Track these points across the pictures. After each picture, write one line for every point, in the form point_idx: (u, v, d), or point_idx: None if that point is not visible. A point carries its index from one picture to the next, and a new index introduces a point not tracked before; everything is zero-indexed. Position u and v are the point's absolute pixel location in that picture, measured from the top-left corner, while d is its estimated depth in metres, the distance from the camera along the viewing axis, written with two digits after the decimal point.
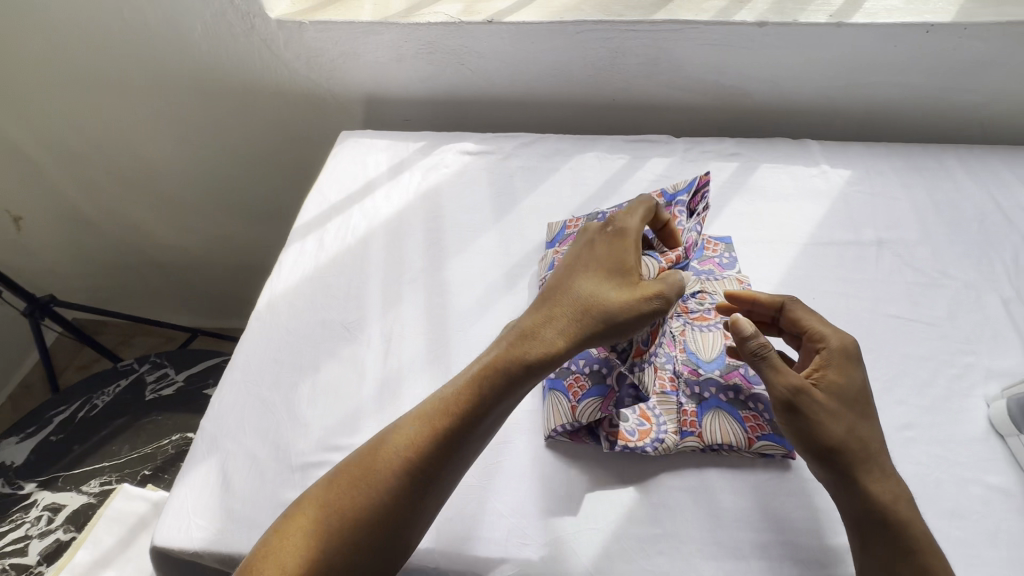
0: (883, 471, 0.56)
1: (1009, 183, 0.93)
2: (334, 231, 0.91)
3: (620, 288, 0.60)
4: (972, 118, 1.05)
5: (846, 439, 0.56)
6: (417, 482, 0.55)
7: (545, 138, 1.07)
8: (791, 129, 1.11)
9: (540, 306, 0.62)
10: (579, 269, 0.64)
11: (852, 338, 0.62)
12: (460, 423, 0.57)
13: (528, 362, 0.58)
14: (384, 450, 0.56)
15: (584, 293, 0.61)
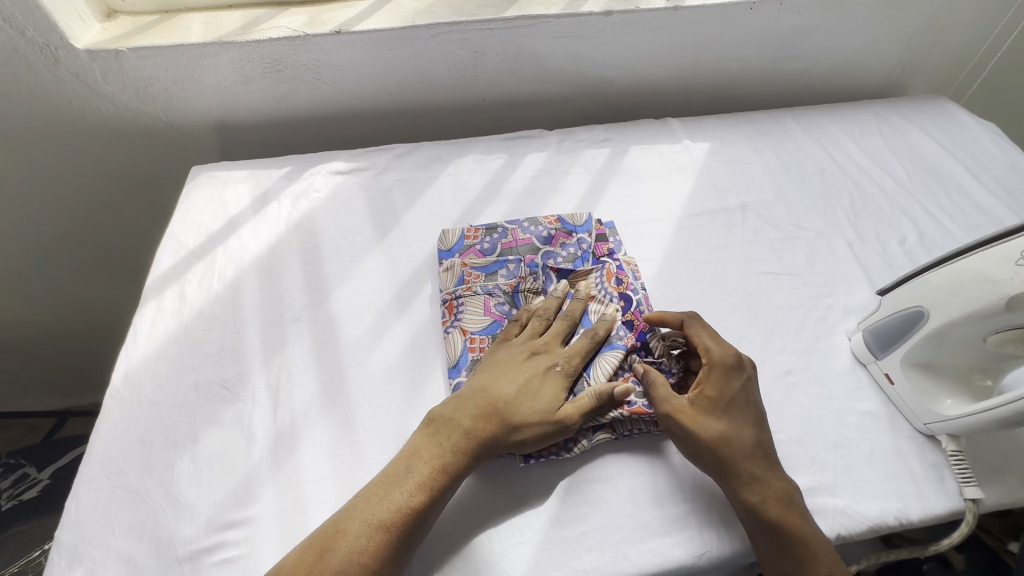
0: (765, 482, 0.58)
1: (838, 137, 1.05)
2: (198, 280, 0.81)
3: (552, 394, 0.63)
4: (801, 81, 1.17)
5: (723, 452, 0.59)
6: None
7: (420, 147, 1.03)
8: (655, 109, 1.17)
9: (472, 403, 0.62)
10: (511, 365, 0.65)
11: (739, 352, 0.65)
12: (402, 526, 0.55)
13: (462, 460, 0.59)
14: (331, 560, 0.52)
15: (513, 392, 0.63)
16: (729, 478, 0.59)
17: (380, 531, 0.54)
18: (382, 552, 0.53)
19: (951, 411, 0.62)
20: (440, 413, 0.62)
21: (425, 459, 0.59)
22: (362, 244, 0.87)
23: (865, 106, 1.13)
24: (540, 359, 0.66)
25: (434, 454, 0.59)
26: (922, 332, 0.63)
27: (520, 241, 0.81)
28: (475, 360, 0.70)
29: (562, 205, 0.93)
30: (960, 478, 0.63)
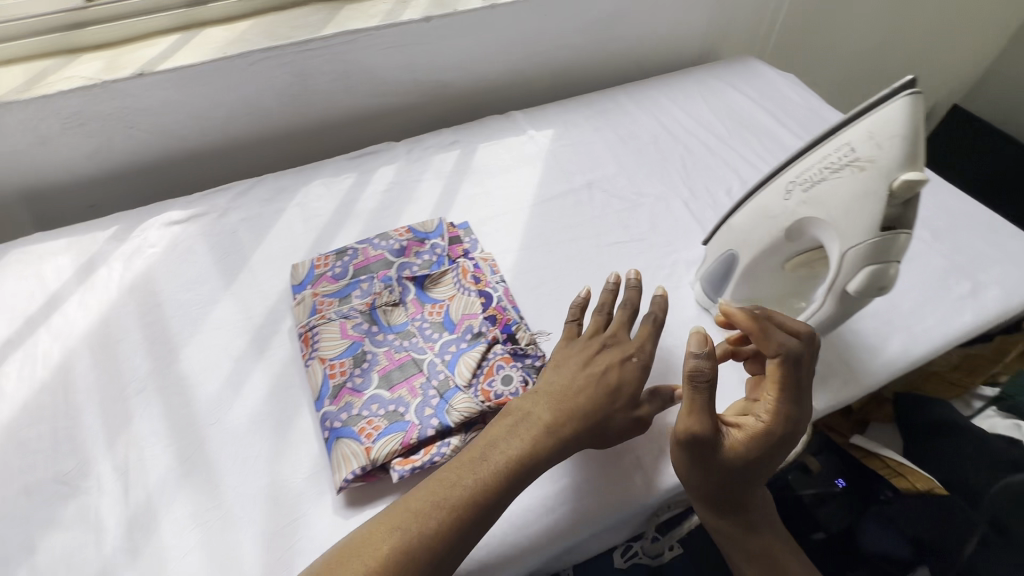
0: (750, 506, 0.62)
1: (666, 106, 1.14)
2: (17, 371, 0.72)
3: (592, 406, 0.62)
4: (628, 59, 1.25)
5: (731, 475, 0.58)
6: None
7: (263, 180, 0.99)
8: (500, 105, 1.20)
9: (548, 399, 0.62)
10: (558, 371, 0.64)
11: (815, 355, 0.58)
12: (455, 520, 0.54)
13: (499, 475, 0.57)
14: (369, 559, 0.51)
15: (554, 408, 0.61)
16: (734, 487, 0.59)
17: (433, 519, 0.53)
18: (414, 553, 0.51)
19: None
20: (519, 407, 0.62)
21: (501, 449, 0.58)
22: (209, 293, 0.82)
23: (686, 73, 1.23)
24: (610, 351, 0.66)
25: (468, 482, 0.56)
26: (736, 275, 0.68)
27: (372, 258, 0.80)
28: (338, 388, 0.68)
29: (418, 214, 0.93)
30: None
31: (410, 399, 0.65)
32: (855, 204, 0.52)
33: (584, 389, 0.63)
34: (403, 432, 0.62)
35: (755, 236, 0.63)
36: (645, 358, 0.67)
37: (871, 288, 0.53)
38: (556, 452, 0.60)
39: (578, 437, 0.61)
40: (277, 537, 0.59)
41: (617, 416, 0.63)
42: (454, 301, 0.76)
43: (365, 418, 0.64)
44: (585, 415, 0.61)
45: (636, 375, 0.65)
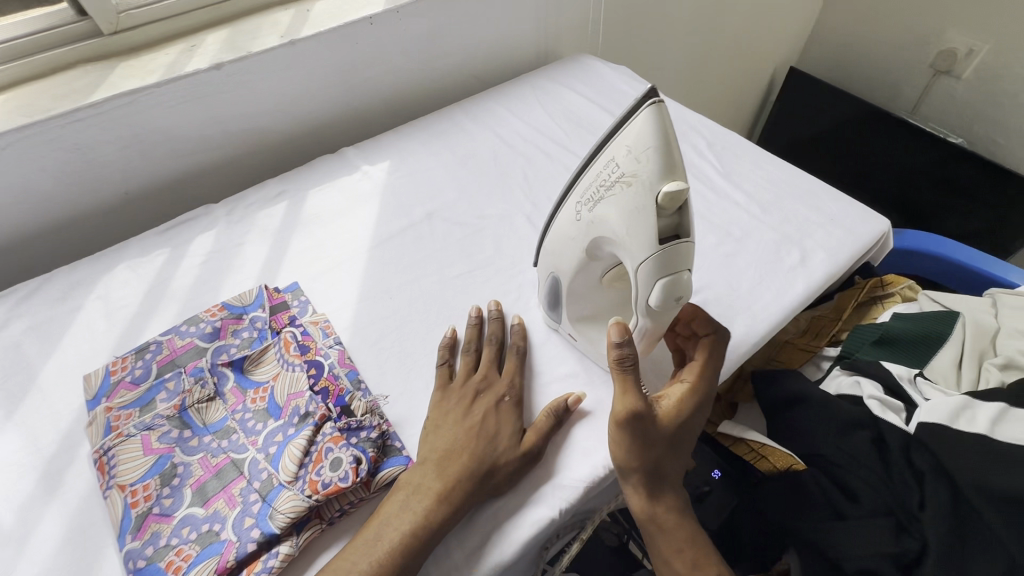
0: (676, 479, 0.62)
1: (504, 117, 1.11)
2: None
3: (499, 444, 0.61)
4: (462, 74, 1.22)
5: (660, 452, 0.59)
6: None
7: (54, 275, 0.85)
8: (334, 141, 1.12)
9: (469, 432, 0.61)
10: (460, 413, 0.63)
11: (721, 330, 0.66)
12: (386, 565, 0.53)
13: (425, 514, 0.56)
14: None
15: (477, 438, 0.61)
16: (665, 465, 0.60)
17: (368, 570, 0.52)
18: None
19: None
20: (442, 442, 0.61)
21: (425, 485, 0.58)
22: None
23: (523, 80, 1.21)
24: (485, 396, 0.65)
25: (400, 524, 0.55)
26: (563, 296, 0.67)
27: (179, 350, 0.71)
28: (141, 518, 0.58)
29: (242, 282, 0.84)
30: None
31: (228, 511, 0.57)
32: (633, 217, 0.53)
33: (478, 437, 0.61)
34: (219, 554, 0.54)
35: (570, 254, 0.63)
36: (518, 393, 0.67)
37: (665, 296, 0.54)
38: (473, 493, 0.58)
39: (468, 497, 0.58)
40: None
41: (514, 457, 0.61)
42: (279, 380, 0.68)
43: (174, 548, 0.55)
44: (487, 461, 0.59)
45: (512, 414, 0.64)
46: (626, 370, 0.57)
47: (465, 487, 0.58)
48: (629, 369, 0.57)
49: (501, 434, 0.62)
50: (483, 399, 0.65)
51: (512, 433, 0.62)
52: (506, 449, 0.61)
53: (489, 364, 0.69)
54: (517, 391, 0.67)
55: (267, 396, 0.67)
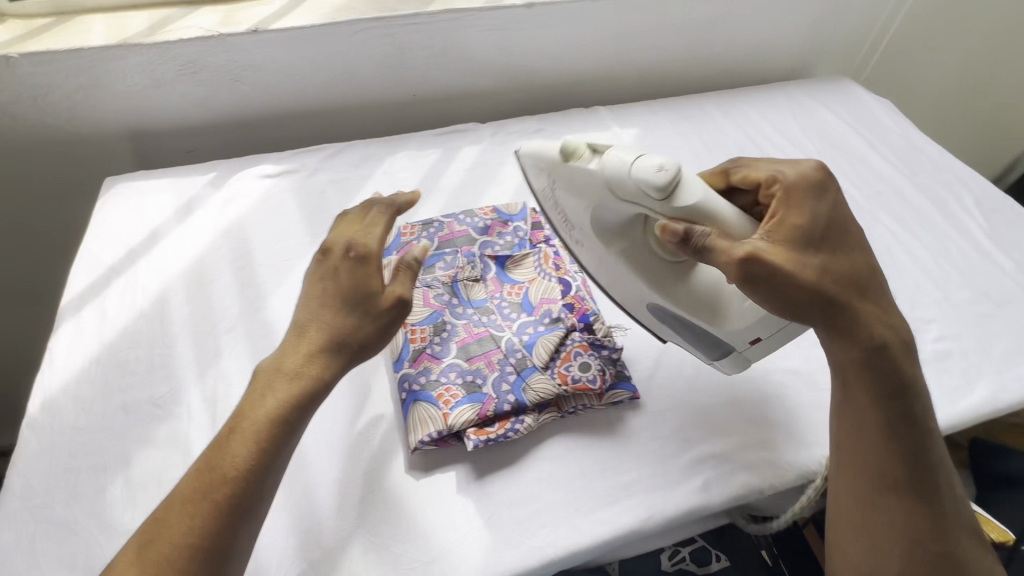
0: (866, 320, 0.58)
1: (754, 118, 1.12)
2: (118, 298, 0.77)
3: (354, 314, 0.57)
4: (717, 67, 1.23)
5: (823, 275, 0.57)
6: (271, 452, 0.52)
7: (352, 146, 1.01)
8: (584, 99, 1.20)
9: (322, 293, 0.59)
10: (316, 290, 0.59)
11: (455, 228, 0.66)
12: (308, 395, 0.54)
13: (321, 364, 0.56)
14: (246, 424, 0.53)
15: (321, 312, 0.57)
16: (846, 291, 0.58)
17: (263, 420, 0.52)
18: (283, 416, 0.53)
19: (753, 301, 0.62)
20: (301, 319, 0.58)
21: (308, 332, 0.57)
22: (297, 247, 0.85)
23: (777, 88, 1.21)
24: (324, 275, 0.59)
25: (241, 453, 0.51)
26: (674, 307, 0.65)
27: (456, 233, 0.82)
28: (417, 353, 0.70)
29: (500, 196, 0.94)
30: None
31: (488, 372, 0.68)
32: (580, 173, 0.62)
33: (330, 298, 0.58)
34: (481, 403, 0.65)
35: (625, 264, 0.66)
36: (372, 245, 0.60)
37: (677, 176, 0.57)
38: (327, 365, 0.56)
39: (341, 355, 0.56)
40: (348, 487, 0.61)
41: (369, 324, 0.57)
42: (535, 283, 0.77)
43: (443, 385, 0.67)
44: (336, 331, 0.56)
45: (356, 268, 0.58)
46: None
47: (315, 357, 0.56)
48: (694, 248, 0.57)
49: (345, 295, 0.57)
50: (331, 258, 0.60)
51: (368, 286, 0.58)
52: (360, 319, 0.57)
53: (353, 221, 0.63)
54: (375, 241, 0.60)
55: (525, 293, 0.76)
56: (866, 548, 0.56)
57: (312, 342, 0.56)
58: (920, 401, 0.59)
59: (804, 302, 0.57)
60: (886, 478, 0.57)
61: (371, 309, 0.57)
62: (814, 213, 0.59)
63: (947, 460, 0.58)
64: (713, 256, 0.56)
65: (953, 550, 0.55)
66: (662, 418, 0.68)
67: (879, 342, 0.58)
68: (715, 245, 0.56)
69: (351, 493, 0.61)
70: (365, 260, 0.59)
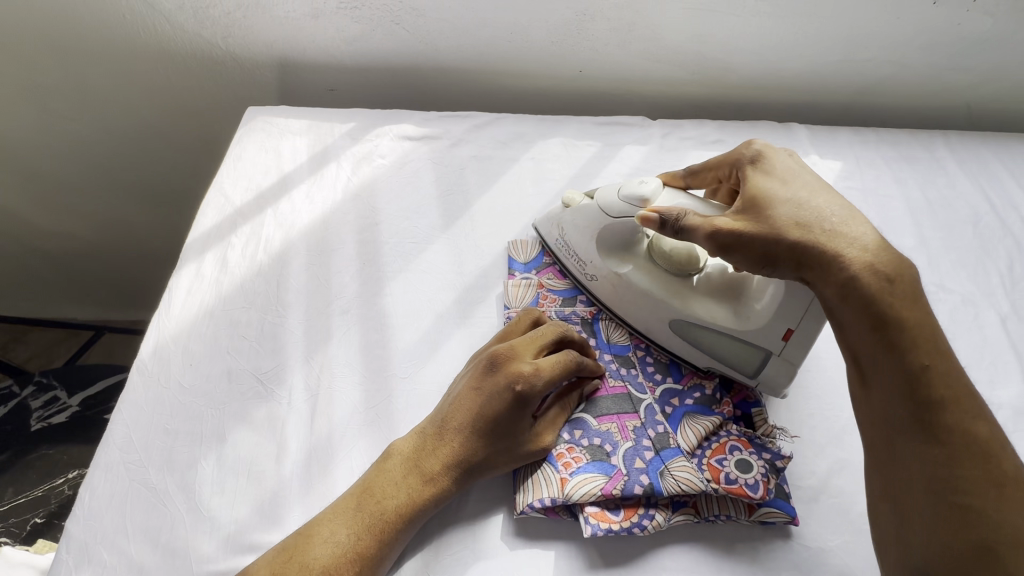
0: (847, 276, 0.50)
1: (1000, 177, 0.87)
2: (241, 246, 0.72)
3: (492, 443, 0.54)
4: (962, 100, 0.97)
5: (786, 221, 0.54)
6: (379, 548, 0.49)
7: (502, 119, 0.89)
8: (777, 108, 0.99)
9: (475, 400, 0.55)
10: (470, 392, 0.55)
11: (564, 372, 0.56)
12: (426, 506, 0.52)
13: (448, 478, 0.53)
14: (372, 506, 0.51)
15: (467, 419, 0.54)
16: (826, 258, 0.52)
17: (393, 514, 0.51)
18: (408, 518, 0.51)
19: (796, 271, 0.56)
20: (449, 420, 0.55)
21: (449, 440, 0.54)
22: (427, 229, 0.76)
23: None
24: (489, 381, 0.55)
25: (334, 537, 0.49)
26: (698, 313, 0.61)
27: None
28: None
29: None
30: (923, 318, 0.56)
31: (620, 439, 0.57)
32: (585, 214, 0.65)
33: (478, 419, 0.54)
34: (608, 477, 0.54)
35: (643, 287, 0.63)
36: (535, 381, 0.54)
37: (671, 194, 0.60)
38: (453, 485, 0.53)
39: (469, 476, 0.54)
40: (439, 538, 0.54)
41: (506, 460, 0.54)
42: None
43: (565, 444, 0.57)
44: (479, 455, 0.54)
45: (513, 406, 0.54)
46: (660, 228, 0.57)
47: (445, 474, 0.53)
48: (674, 231, 0.56)
49: (498, 428, 0.54)
50: (496, 375, 0.55)
51: (522, 426, 0.54)
52: (510, 450, 0.54)
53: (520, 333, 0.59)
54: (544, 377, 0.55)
55: None
56: (895, 512, 0.44)
57: (450, 451, 0.54)
58: (924, 329, 0.48)
59: (781, 253, 0.53)
60: (892, 425, 0.46)
61: (512, 445, 0.54)
62: (784, 174, 0.58)
63: (974, 400, 0.46)
64: (684, 232, 0.56)
65: (986, 498, 0.42)
66: (823, 559, 0.54)
67: (857, 275, 0.50)
68: (690, 220, 0.55)
69: (440, 545, 0.54)
70: (523, 399, 0.54)
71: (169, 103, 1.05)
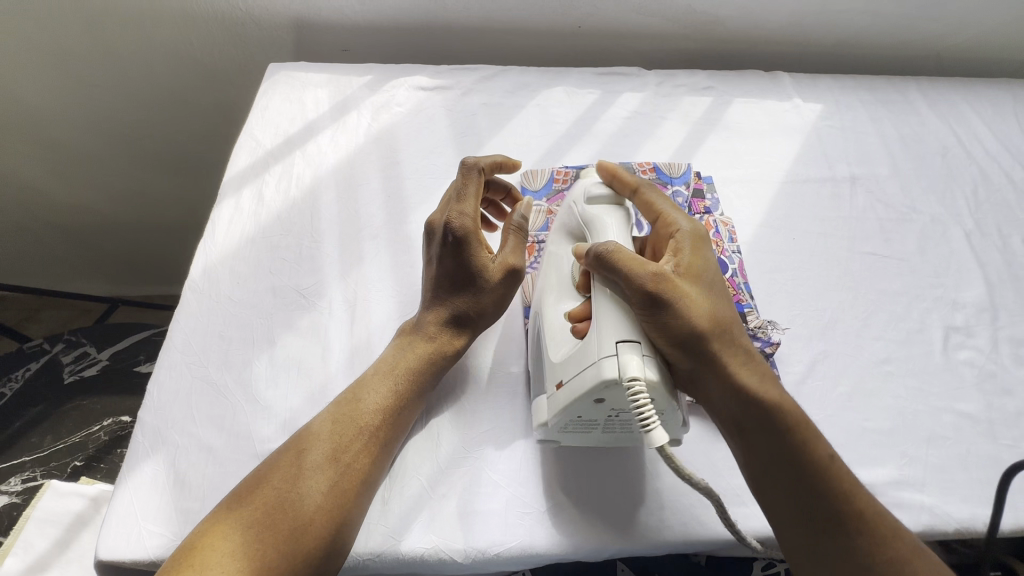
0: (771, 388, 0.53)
1: (967, 114, 0.95)
2: (275, 183, 0.79)
3: (467, 292, 0.62)
4: (930, 48, 1.05)
5: (693, 309, 0.52)
6: (406, 405, 0.58)
7: (507, 71, 0.96)
8: (763, 59, 1.06)
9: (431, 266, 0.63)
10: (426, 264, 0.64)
11: (476, 212, 0.62)
12: (441, 357, 0.61)
13: (445, 330, 0.62)
14: (399, 371, 0.59)
15: (433, 283, 0.63)
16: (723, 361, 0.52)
17: (411, 374, 0.59)
18: (426, 376, 0.60)
19: (626, 331, 0.50)
20: (425, 290, 0.64)
21: (431, 304, 0.63)
22: (444, 166, 0.82)
23: (1003, 83, 1.00)
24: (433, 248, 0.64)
25: (372, 398, 0.57)
26: (545, 323, 0.59)
27: None
28: None
29: (656, 152, 0.87)
30: (640, 423, 0.47)
31: None
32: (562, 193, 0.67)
33: (437, 280, 0.63)
34: None
35: (551, 269, 0.62)
36: (458, 225, 0.61)
37: (612, 207, 0.61)
38: (458, 334, 0.62)
39: (464, 321, 0.62)
40: (472, 419, 0.61)
41: (488, 298, 0.62)
42: None
43: None
44: (453, 304, 0.62)
45: (457, 251, 0.61)
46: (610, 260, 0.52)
47: (443, 328, 0.62)
48: (601, 264, 0.53)
49: (461, 279, 0.62)
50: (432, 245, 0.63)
51: (481, 264, 0.61)
52: (476, 288, 0.62)
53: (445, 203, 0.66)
54: (471, 218, 0.61)
55: None
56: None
57: (434, 312, 0.62)
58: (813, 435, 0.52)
59: (676, 336, 0.51)
60: (803, 524, 0.49)
61: (483, 286, 0.62)
62: (709, 272, 0.56)
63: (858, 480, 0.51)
64: (615, 269, 0.52)
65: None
66: None
67: (760, 389, 0.52)
68: (623, 261, 0.51)
69: (471, 424, 0.61)
70: (464, 244, 0.61)
71: (188, 67, 1.10)
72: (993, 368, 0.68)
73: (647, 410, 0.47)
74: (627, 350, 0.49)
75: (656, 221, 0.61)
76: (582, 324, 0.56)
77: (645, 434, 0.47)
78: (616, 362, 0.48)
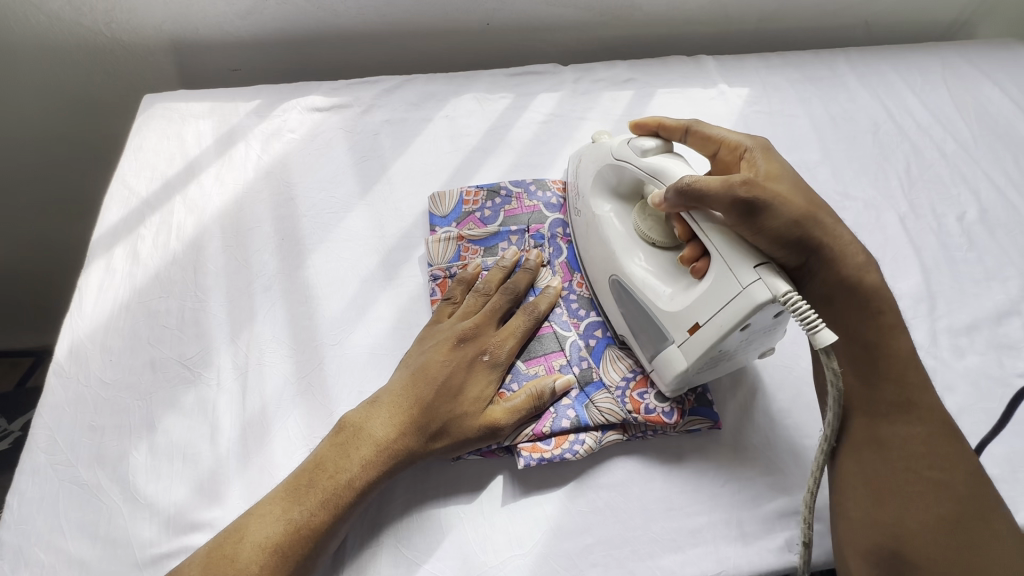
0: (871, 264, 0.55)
1: (897, 86, 0.91)
2: (152, 236, 0.70)
3: (456, 416, 0.55)
4: (855, 17, 1.01)
5: (793, 210, 0.52)
6: (322, 529, 0.49)
7: (411, 80, 0.87)
8: (685, 42, 1.00)
9: (445, 360, 0.57)
10: (439, 351, 0.57)
11: (516, 350, 0.59)
12: (384, 474, 0.52)
13: (410, 448, 0.53)
14: (322, 485, 0.50)
15: (434, 382, 0.55)
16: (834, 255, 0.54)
17: (347, 489, 0.51)
18: (358, 490, 0.51)
19: (753, 255, 0.49)
20: (413, 376, 0.56)
21: (408, 405, 0.55)
22: (345, 197, 0.75)
23: (932, 48, 0.97)
24: (461, 348, 0.58)
25: (275, 519, 0.49)
26: (633, 278, 0.57)
27: (525, 208, 0.70)
28: None
29: None
30: (806, 328, 0.45)
31: None
32: (599, 151, 0.64)
33: (443, 388, 0.55)
34: (538, 416, 0.56)
35: (617, 225, 0.60)
36: (499, 354, 0.58)
37: (668, 155, 0.58)
38: (413, 453, 0.54)
39: (421, 444, 0.54)
40: (398, 512, 0.54)
41: (461, 430, 0.54)
42: None
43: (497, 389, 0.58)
44: (442, 420, 0.54)
45: (484, 375, 0.57)
46: (709, 192, 0.51)
47: (408, 437, 0.53)
48: (691, 202, 0.52)
49: (461, 396, 0.56)
50: (463, 346, 0.58)
51: (483, 394, 0.56)
52: (473, 411, 0.55)
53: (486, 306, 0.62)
54: (506, 348, 0.58)
55: None
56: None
57: (408, 414, 0.54)
58: (903, 347, 0.53)
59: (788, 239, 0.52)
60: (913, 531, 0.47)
61: (468, 418, 0.55)
62: (786, 171, 0.57)
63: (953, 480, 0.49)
64: (706, 199, 0.51)
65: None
66: (743, 457, 0.58)
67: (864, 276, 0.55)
68: (716, 191, 0.51)
69: (384, 501, 0.55)
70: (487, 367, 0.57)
71: (56, 100, 0.99)
72: (932, 364, 0.65)
73: (813, 316, 0.45)
74: (769, 270, 0.48)
75: (718, 149, 0.61)
76: (697, 264, 0.54)
77: (817, 337, 0.45)
78: (765, 284, 0.47)
